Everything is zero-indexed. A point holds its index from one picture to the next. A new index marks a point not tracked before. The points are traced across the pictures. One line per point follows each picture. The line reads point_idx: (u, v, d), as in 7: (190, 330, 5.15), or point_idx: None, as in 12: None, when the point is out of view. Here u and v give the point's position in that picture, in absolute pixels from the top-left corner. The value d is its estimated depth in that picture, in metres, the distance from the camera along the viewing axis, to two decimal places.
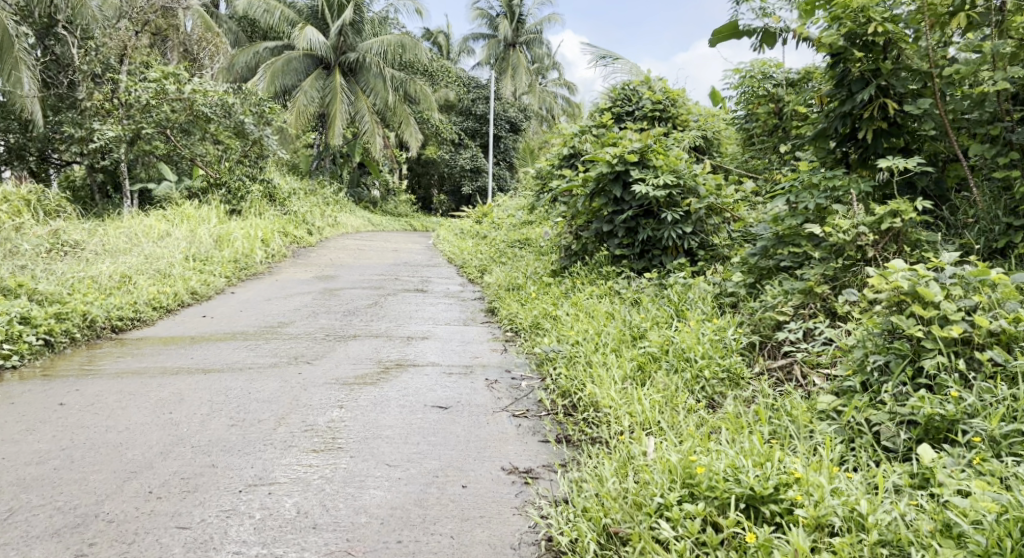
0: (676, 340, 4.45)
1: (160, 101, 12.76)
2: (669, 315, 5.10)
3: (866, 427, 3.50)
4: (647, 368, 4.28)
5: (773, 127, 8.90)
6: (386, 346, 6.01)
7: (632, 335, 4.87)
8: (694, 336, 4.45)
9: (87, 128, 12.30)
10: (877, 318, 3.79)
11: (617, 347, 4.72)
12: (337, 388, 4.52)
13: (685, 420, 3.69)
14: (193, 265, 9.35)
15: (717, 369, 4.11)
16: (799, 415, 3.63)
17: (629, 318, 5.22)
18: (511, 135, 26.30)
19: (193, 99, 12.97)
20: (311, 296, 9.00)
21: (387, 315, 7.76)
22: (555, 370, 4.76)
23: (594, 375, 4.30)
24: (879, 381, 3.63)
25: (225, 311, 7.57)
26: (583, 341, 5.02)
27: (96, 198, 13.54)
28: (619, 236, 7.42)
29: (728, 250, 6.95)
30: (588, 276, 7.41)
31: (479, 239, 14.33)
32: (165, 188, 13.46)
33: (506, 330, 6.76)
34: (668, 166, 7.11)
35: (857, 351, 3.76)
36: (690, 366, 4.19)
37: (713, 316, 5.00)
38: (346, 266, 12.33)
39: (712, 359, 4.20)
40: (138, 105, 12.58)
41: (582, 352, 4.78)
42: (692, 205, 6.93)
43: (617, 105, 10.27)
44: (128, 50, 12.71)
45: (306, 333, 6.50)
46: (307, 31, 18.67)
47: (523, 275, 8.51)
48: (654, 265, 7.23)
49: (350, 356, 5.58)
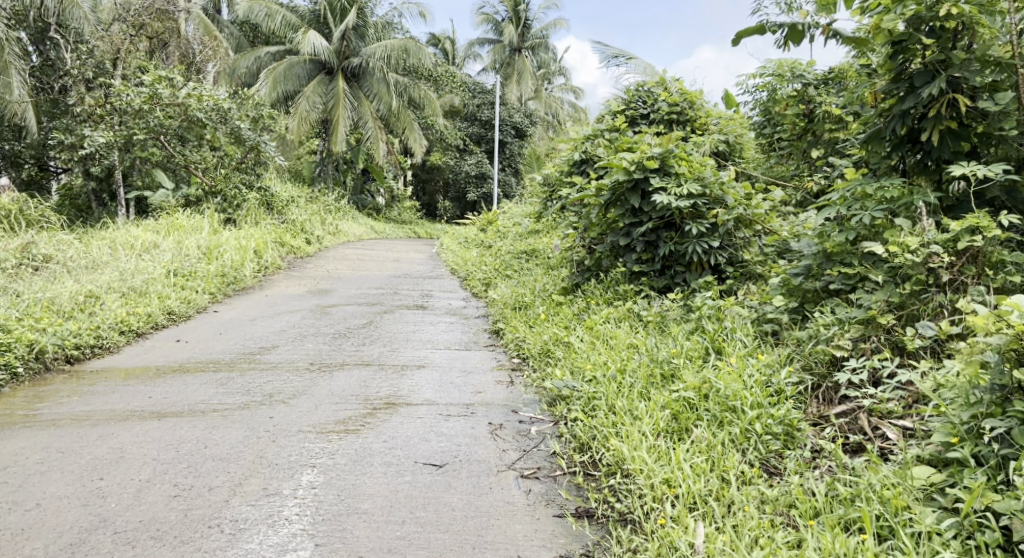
0: (721, 383, 3.78)
1: (153, 106, 12.07)
2: (705, 349, 4.43)
3: (989, 519, 2.96)
4: (683, 417, 3.68)
5: (802, 130, 8.18)
6: (378, 378, 5.33)
7: (662, 374, 4.19)
8: (737, 378, 3.84)
9: (78, 134, 11.68)
10: (984, 374, 3.25)
11: (646, 389, 4.05)
12: (312, 440, 3.81)
13: (743, 507, 3.16)
14: (175, 281, 8.68)
15: (772, 422, 3.53)
16: (890, 497, 3.08)
17: (656, 350, 4.53)
18: (517, 141, 25.58)
19: (187, 104, 12.31)
20: (300, 314, 8.31)
21: (382, 337, 7.07)
22: (572, 414, 4.08)
23: (625, 426, 3.67)
24: (999, 456, 3.07)
25: (203, 333, 6.89)
26: (603, 379, 4.33)
27: (93, 207, 12.90)
28: (637, 250, 6.72)
29: (760, 267, 6.24)
30: (603, 295, 6.70)
31: (484, 249, 13.61)
32: (160, 195, 12.71)
33: (513, 356, 6.05)
34: (692, 173, 6.44)
35: (965, 413, 3.20)
36: (738, 417, 3.61)
37: (755, 350, 4.31)
38: (343, 278, 11.64)
39: (766, 409, 3.61)
40: (130, 111, 11.90)
41: (603, 394, 4.09)
42: (719, 216, 6.23)
43: (632, 108, 9.54)
44: (120, 53, 12.15)
45: (289, 361, 5.82)
46: (310, 35, 18.10)
47: (531, 291, 7.80)
48: (676, 283, 6.52)
49: (334, 392, 4.90)
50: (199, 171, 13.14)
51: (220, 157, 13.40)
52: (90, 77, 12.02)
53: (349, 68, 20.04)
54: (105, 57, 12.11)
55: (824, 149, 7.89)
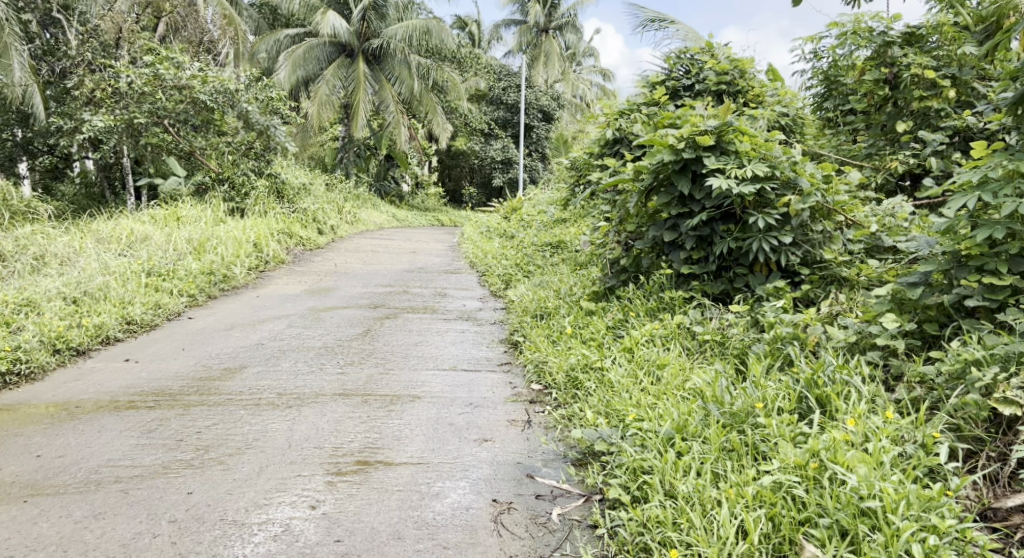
0: (859, 472, 2.97)
1: (156, 89, 10.90)
2: (806, 404, 3.44)
3: None
4: (793, 527, 2.93)
5: (883, 99, 6.82)
6: (362, 417, 4.18)
7: (747, 441, 3.28)
8: (875, 469, 2.99)
9: (77, 119, 10.71)
10: None
11: (736, 464, 3.20)
12: (250, 532, 3.05)
13: None
14: (147, 281, 7.52)
15: (938, 546, 2.77)
16: None
17: (728, 404, 3.46)
18: (544, 125, 24.15)
19: (191, 87, 11.07)
20: (288, 320, 7.16)
21: (377, 352, 5.89)
22: (629, 497, 3.20)
23: (706, 546, 2.90)
24: None
25: (161, 348, 5.68)
26: (656, 451, 3.33)
27: (107, 195, 12.03)
28: (687, 248, 5.45)
29: (845, 269, 4.97)
30: (646, 303, 5.37)
31: (506, 240, 12.35)
32: (171, 182, 11.56)
33: (532, 383, 4.84)
34: (757, 151, 5.19)
35: None
36: (873, 537, 2.83)
37: (874, 405, 3.35)
38: (351, 274, 10.48)
39: (924, 519, 2.85)
40: (131, 94, 10.78)
41: (666, 471, 3.20)
42: (792, 205, 4.95)
43: (673, 78, 8.23)
44: (123, 33, 11.56)
45: (251, 391, 4.66)
46: (329, 16, 17.14)
47: (555, 295, 6.56)
48: (736, 289, 5.23)
49: (296, 439, 3.76)
50: (207, 158, 11.92)
51: (225, 142, 11.96)
52: (92, 60, 11.18)
53: (370, 50, 18.74)
54: (107, 37, 11.38)
55: (911, 121, 6.56)
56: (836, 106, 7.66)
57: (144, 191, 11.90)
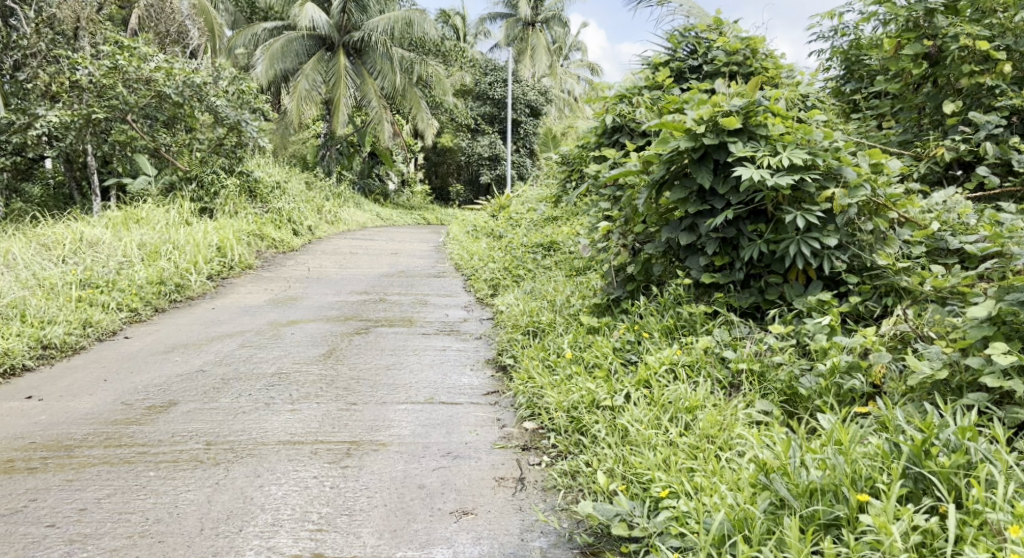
0: None
1: (119, 82, 9.68)
2: (913, 479, 2.72)
3: None
4: None
5: (923, 77, 5.91)
6: (315, 477, 3.29)
7: (844, 550, 2.57)
8: None
9: (30, 114, 9.23)
10: None
11: None
12: None
13: None
14: (78, 295, 6.57)
15: None
16: None
17: (806, 488, 2.73)
18: (531, 120, 23.16)
19: (155, 80, 9.90)
20: (242, 338, 6.22)
21: (339, 381, 4.91)
22: None
23: None
24: None
25: (78, 379, 4.75)
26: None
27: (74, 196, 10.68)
28: (708, 252, 4.52)
29: (905, 278, 4.08)
30: (661, 321, 4.45)
31: (493, 241, 11.42)
32: (141, 181, 10.39)
33: (524, 422, 3.97)
34: (794, 136, 4.33)
35: None
36: None
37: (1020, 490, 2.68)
38: (324, 279, 9.53)
39: None
40: (91, 88, 9.55)
41: None
42: (837, 199, 4.10)
43: (676, 59, 7.32)
44: (83, 22, 9.76)
45: (173, 441, 3.71)
46: (307, 8, 16.15)
47: (549, 307, 5.63)
48: (769, 301, 4.35)
49: (222, 515, 3.04)
50: (172, 156, 10.90)
51: (195, 138, 10.92)
52: (48, 52, 9.70)
53: (350, 44, 17.76)
54: (65, 27, 9.73)
55: (958, 103, 5.71)
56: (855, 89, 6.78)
57: (111, 191, 10.66)
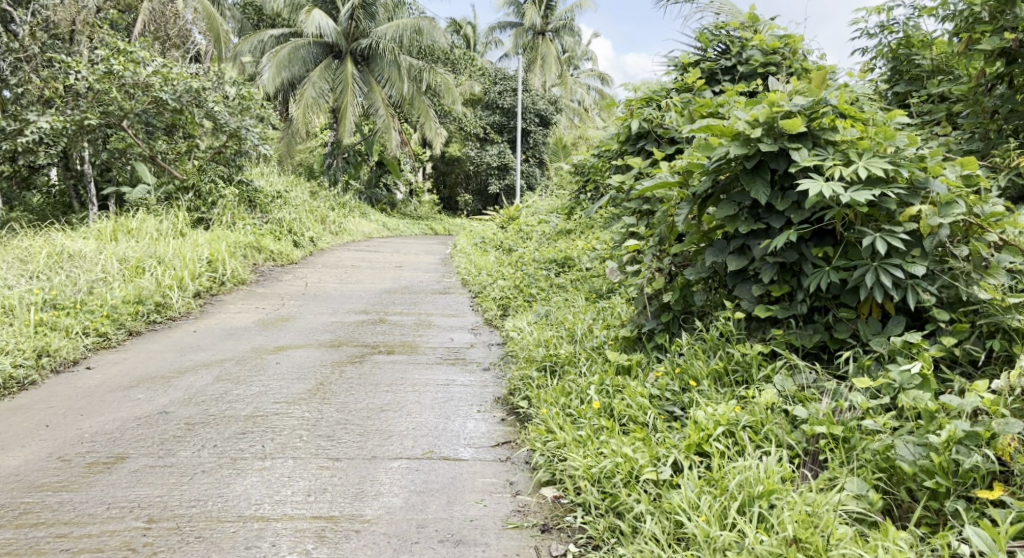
0: None
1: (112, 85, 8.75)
2: None
3: None
4: None
5: (997, 77, 5.14)
6: None
7: None
8: None
9: (22, 120, 8.33)
10: None
11: None
12: None
13: None
14: (38, 318, 5.91)
15: None
16: None
17: None
18: (541, 129, 22.40)
19: (151, 84, 9.00)
20: (219, 368, 5.50)
21: (324, 424, 4.19)
22: None
23: None
24: None
25: (16, 425, 4.08)
26: None
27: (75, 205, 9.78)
28: (764, 280, 3.74)
29: (1017, 315, 3.39)
30: (710, 364, 3.69)
31: (502, 255, 10.63)
32: (140, 190, 9.57)
33: (544, 489, 3.25)
34: (873, 141, 3.58)
35: None
36: None
37: None
38: (323, 296, 8.79)
39: None
40: (83, 94, 8.62)
41: None
42: (923, 219, 3.38)
43: (707, 60, 6.55)
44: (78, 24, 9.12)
45: (106, 515, 3.12)
46: (314, 14, 15.50)
47: (568, 338, 4.86)
48: (840, 340, 3.58)
49: None
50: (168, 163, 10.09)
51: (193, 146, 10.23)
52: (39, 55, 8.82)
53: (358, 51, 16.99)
54: (60, 30, 9.10)
55: None
56: (909, 90, 5.98)
57: (111, 200, 9.77)
